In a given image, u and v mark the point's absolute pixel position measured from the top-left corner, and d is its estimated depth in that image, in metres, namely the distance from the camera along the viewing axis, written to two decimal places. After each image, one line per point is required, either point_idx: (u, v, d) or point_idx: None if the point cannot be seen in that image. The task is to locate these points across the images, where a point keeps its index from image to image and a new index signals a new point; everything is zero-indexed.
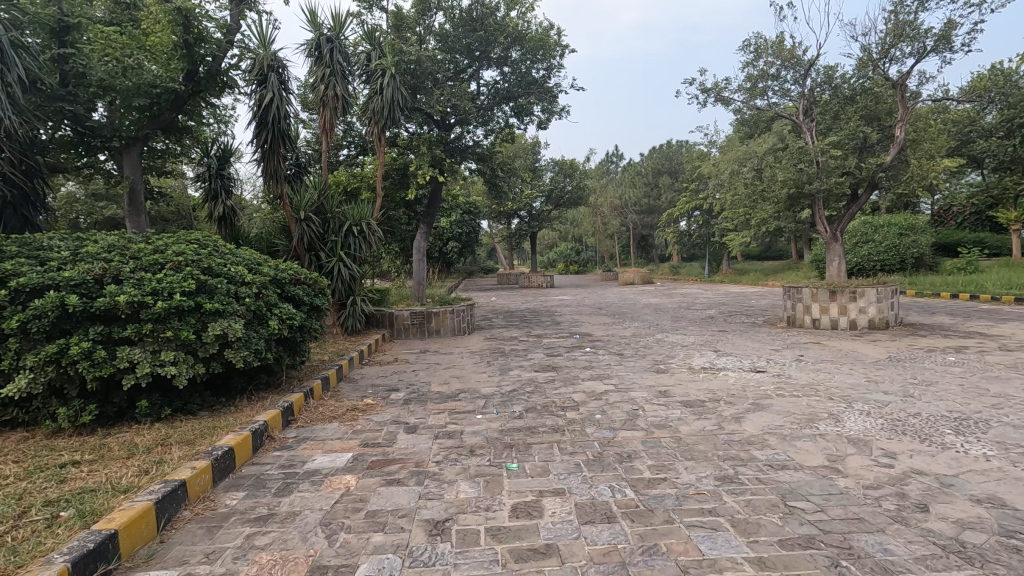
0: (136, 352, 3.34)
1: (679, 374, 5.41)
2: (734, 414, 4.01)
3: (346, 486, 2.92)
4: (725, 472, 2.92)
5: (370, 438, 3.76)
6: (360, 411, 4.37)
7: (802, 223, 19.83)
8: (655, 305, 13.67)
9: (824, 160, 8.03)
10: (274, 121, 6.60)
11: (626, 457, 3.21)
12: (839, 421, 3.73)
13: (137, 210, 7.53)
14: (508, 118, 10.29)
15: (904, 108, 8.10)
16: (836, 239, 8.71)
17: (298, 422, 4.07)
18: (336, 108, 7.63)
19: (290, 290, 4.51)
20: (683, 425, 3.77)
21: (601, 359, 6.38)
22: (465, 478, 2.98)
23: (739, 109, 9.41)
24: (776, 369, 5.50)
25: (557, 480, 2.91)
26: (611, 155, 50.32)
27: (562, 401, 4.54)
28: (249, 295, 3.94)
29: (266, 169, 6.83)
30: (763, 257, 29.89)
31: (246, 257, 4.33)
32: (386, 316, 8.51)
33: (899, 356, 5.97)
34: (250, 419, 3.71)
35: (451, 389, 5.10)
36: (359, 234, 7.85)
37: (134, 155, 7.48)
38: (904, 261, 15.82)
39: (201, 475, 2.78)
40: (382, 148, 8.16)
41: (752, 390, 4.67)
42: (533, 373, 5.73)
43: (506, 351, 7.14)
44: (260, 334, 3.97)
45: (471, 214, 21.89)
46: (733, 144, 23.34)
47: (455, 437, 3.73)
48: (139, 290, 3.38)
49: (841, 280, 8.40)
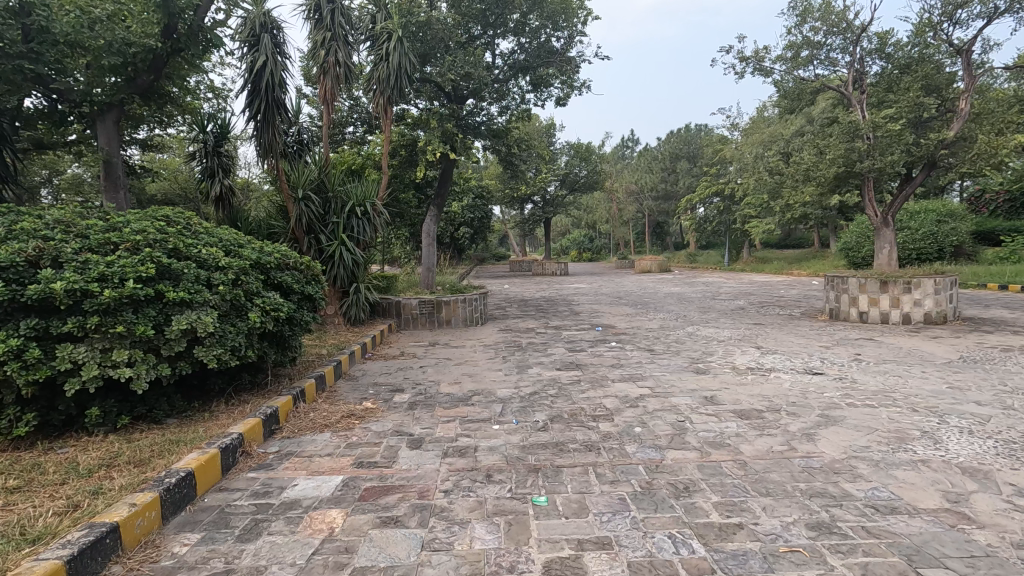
0: (80, 350, 2.75)
1: (723, 376, 4.72)
2: (802, 429, 3.34)
3: (330, 527, 2.28)
4: (818, 517, 2.26)
5: (366, 454, 3.13)
6: (356, 418, 3.75)
7: (830, 210, 18.91)
8: (677, 295, 12.95)
9: (878, 135, 7.22)
10: (267, 88, 5.93)
11: (684, 490, 2.54)
12: (939, 443, 3.03)
13: (115, 185, 6.96)
14: (525, 93, 9.57)
15: (971, 77, 7.25)
16: (886, 224, 7.89)
17: (283, 432, 3.46)
18: (338, 77, 6.94)
19: (276, 277, 3.87)
20: (744, 445, 3.11)
21: (630, 355, 5.73)
22: (481, 518, 2.33)
23: (779, 82, 8.54)
24: (835, 370, 4.80)
25: (600, 524, 2.26)
26: (627, 141, 48.96)
27: (592, 409, 3.88)
28: (223, 282, 3.32)
29: (260, 141, 6.17)
30: (781, 245, 28.95)
31: (226, 237, 3.70)
32: (393, 305, 7.86)
33: (973, 357, 5.21)
34: (223, 430, 3.10)
35: (464, 390, 4.46)
36: (363, 215, 7.25)
37: (111, 124, 6.90)
38: (942, 250, 14.84)
39: (143, 514, 2.17)
40: (388, 123, 7.44)
41: (816, 397, 3.98)
42: (554, 371, 5.07)
43: (523, 345, 6.48)
44: (237, 329, 3.38)
45: (483, 198, 21.08)
46: (757, 126, 22.29)
47: (468, 455, 3.09)
48: (82, 275, 2.76)
49: (892, 269, 7.61)
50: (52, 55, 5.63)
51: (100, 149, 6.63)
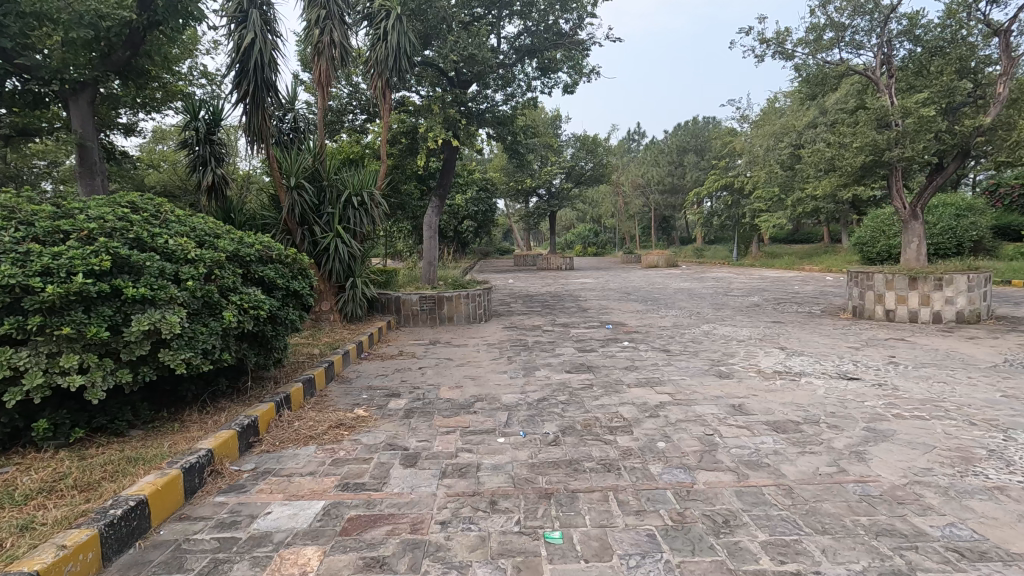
0: (20, 355, 2.38)
1: (750, 381, 4.31)
2: (849, 446, 2.95)
3: (302, 572, 1.90)
4: (892, 564, 1.86)
5: (354, 474, 2.74)
6: (345, 429, 3.36)
7: (842, 204, 18.41)
8: (688, 291, 12.51)
9: (909, 121, 6.77)
10: (255, 68, 5.53)
11: (724, 525, 2.15)
12: (1013, 466, 2.62)
13: (90, 171, 6.67)
14: (531, 79, 9.16)
15: (1010, 59, 6.75)
16: (914, 217, 7.44)
17: (262, 445, 3.09)
18: (333, 59, 6.57)
19: (258, 271, 3.48)
20: (785, 465, 2.72)
21: (645, 356, 5.34)
22: (484, 560, 1.95)
23: (802, 66, 8.08)
24: (871, 375, 4.38)
25: (628, 570, 1.87)
26: (633, 133, 48.18)
27: (607, 419, 3.49)
28: (193, 277, 2.93)
29: (248, 126, 5.78)
30: (789, 240, 28.47)
31: (201, 226, 3.33)
32: (392, 301, 7.51)
33: (1020, 360, 4.79)
34: (191, 445, 2.73)
35: (465, 396, 4.08)
36: (360, 205, 6.85)
37: (84, 104, 6.58)
38: (961, 245, 14.33)
39: (74, 558, 1.80)
40: (387, 108, 7.03)
41: (857, 407, 3.58)
42: (564, 374, 4.68)
43: (529, 345, 6.09)
44: (210, 330, 2.99)
45: (487, 191, 20.63)
46: (768, 118, 21.73)
47: (469, 475, 2.70)
48: (22, 268, 2.39)
49: (921, 264, 7.18)
50: (17, 27, 5.28)
51: (73, 133, 6.33)
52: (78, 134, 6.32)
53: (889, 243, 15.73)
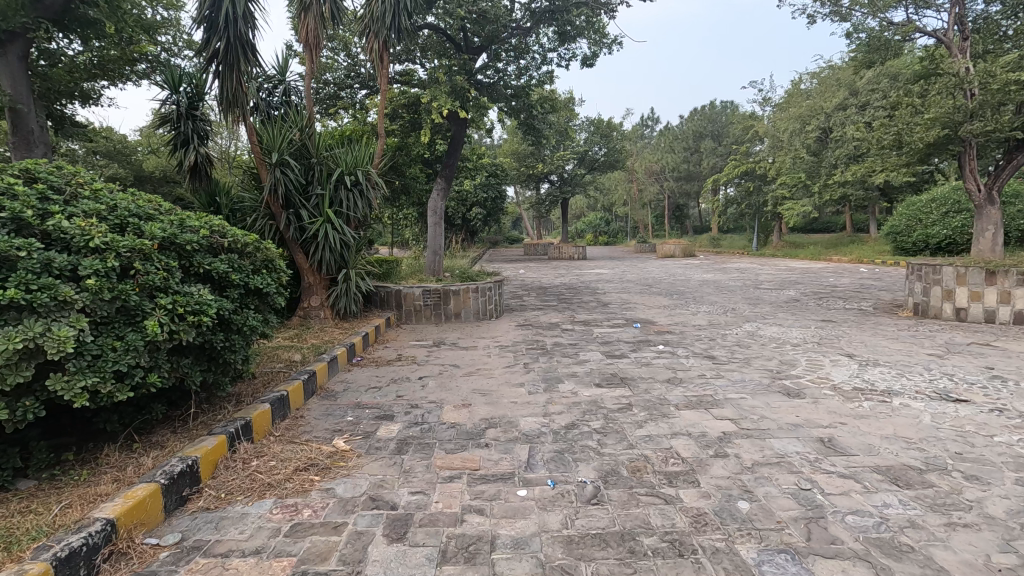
0: None
1: (829, 403, 3.45)
2: (1016, 514, 2.09)
3: None
4: None
5: (317, 553, 1.93)
6: (317, 473, 2.55)
7: (872, 190, 17.32)
8: (713, 283, 11.60)
9: (989, 89, 5.84)
10: (228, 21, 4.67)
11: None
12: None
13: (27, 142, 6.04)
14: (548, 51, 8.29)
15: None
16: (990, 201, 6.56)
17: (201, 500, 2.29)
18: (321, 15, 5.72)
19: (202, 263, 2.66)
20: (938, 550, 1.87)
21: (688, 364, 4.50)
22: None
23: (859, 28, 7.15)
24: (980, 395, 3.51)
25: None
26: (647, 117, 46.36)
27: (662, 460, 2.65)
28: (97, 273, 2.12)
29: (221, 91, 4.94)
30: (809, 229, 27.40)
31: (125, 204, 2.51)
32: (391, 295, 6.72)
33: None
34: (89, 512, 1.93)
35: (475, 420, 3.26)
36: (354, 186, 6.02)
37: (17, 63, 5.92)
38: (1007, 235, 13.29)
39: None
40: (385, 76, 6.16)
41: (991, 446, 2.71)
42: (595, 389, 3.85)
43: (547, 348, 5.24)
44: (124, 344, 2.18)
45: (496, 177, 19.73)
46: (792, 100, 20.55)
47: (479, 560, 1.88)
48: None
49: (998, 256, 6.27)
50: None
51: (3, 94, 5.69)
52: (7, 95, 5.68)
53: (925, 232, 14.64)
